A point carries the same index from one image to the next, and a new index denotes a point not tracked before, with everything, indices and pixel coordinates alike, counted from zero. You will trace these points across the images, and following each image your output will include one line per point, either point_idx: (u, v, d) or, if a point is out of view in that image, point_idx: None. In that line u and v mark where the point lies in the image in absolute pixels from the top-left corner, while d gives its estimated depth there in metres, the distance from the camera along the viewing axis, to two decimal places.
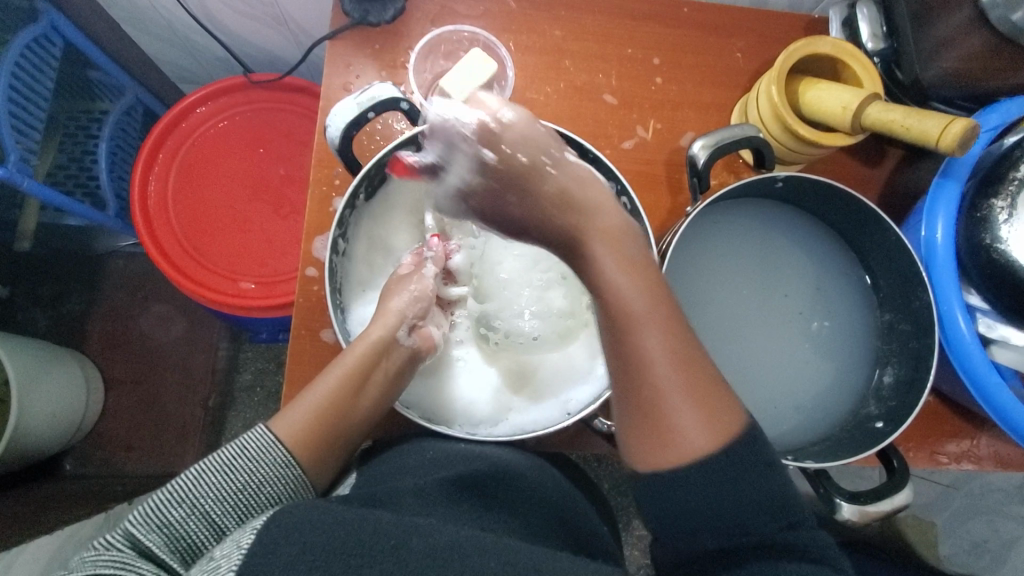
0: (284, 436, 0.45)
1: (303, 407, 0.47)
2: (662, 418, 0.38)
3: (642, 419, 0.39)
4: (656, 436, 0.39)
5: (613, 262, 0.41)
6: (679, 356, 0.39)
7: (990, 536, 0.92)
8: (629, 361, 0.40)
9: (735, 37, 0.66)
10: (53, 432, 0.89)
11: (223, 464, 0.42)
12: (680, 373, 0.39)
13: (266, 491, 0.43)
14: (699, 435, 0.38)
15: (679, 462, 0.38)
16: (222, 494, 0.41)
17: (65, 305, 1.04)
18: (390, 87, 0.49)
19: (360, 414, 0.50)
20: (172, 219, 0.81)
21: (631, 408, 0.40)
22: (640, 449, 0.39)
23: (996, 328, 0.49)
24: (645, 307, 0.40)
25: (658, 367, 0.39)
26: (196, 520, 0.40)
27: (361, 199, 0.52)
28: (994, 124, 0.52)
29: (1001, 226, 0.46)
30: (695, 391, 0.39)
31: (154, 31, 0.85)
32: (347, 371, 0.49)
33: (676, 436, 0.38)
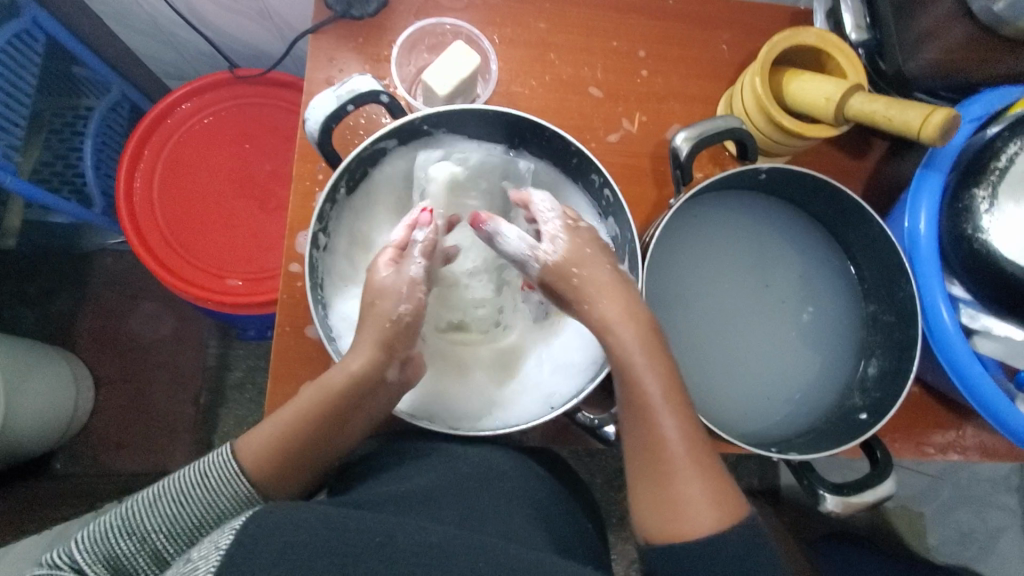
0: (248, 467, 0.45)
1: (270, 429, 0.46)
2: (672, 496, 0.41)
3: (654, 495, 0.42)
4: (665, 511, 0.41)
5: (640, 349, 0.44)
6: (692, 437, 0.43)
7: (978, 526, 0.93)
8: (646, 440, 0.43)
9: (721, 30, 0.66)
10: (41, 431, 0.88)
11: (176, 495, 0.43)
12: (694, 455, 0.42)
13: (219, 524, 0.44)
14: (705, 515, 0.40)
15: (686, 533, 0.40)
16: (172, 527, 0.43)
17: (53, 304, 1.03)
18: (370, 80, 0.49)
19: (343, 437, 0.48)
20: (157, 216, 0.80)
21: (646, 483, 0.43)
22: (649, 522, 0.42)
23: (978, 318, 0.49)
24: (661, 390, 0.43)
25: (672, 446, 0.42)
26: (144, 552, 0.42)
27: (342, 192, 0.52)
28: (976, 115, 0.52)
29: (982, 216, 0.46)
30: (706, 471, 0.42)
31: (138, 26, 0.84)
32: (324, 400, 0.46)
33: (686, 511, 0.41)
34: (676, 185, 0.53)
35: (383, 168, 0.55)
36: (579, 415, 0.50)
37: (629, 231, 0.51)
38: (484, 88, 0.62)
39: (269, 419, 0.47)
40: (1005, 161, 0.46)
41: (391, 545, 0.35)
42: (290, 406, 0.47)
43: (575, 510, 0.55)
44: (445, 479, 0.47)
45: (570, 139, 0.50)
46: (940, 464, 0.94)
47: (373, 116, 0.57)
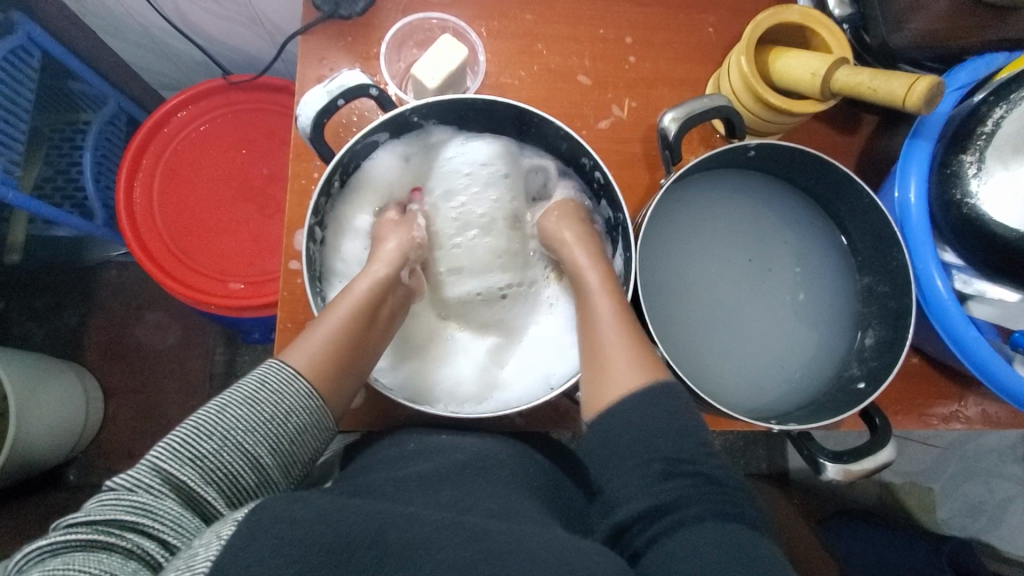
0: (303, 368, 0.46)
1: (319, 342, 0.47)
2: (603, 361, 0.47)
3: (589, 365, 0.48)
4: (597, 377, 0.46)
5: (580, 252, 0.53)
6: (620, 316, 0.48)
7: (986, 498, 0.92)
8: (586, 320, 0.50)
9: (706, 13, 0.66)
10: (53, 442, 0.89)
11: (246, 397, 0.43)
12: (621, 327, 0.48)
13: (293, 420, 0.44)
14: (629, 374, 0.45)
15: (612, 396, 0.45)
16: (250, 425, 0.42)
17: (60, 318, 1.05)
18: (358, 74, 0.50)
19: (373, 349, 0.50)
20: (158, 223, 0.81)
21: (587, 355, 0.49)
22: (588, 394, 0.47)
23: (972, 283, 0.50)
24: (596, 285, 0.51)
25: (601, 318, 0.49)
26: (229, 450, 0.41)
27: (336, 186, 0.53)
28: (962, 83, 0.53)
29: (971, 181, 0.47)
30: (631, 343, 0.47)
31: (131, 38, 0.85)
32: (353, 308, 0.49)
33: (612, 375, 0.45)
34: (666, 165, 0.54)
35: (375, 162, 0.55)
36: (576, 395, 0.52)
37: (621, 213, 0.51)
38: (473, 80, 0.63)
39: (307, 337, 0.47)
40: (991, 125, 0.46)
41: (399, 534, 0.34)
42: (325, 320, 0.48)
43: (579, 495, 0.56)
44: (445, 467, 0.47)
45: (559, 124, 0.51)
46: (946, 437, 0.94)
47: (364, 112, 0.58)
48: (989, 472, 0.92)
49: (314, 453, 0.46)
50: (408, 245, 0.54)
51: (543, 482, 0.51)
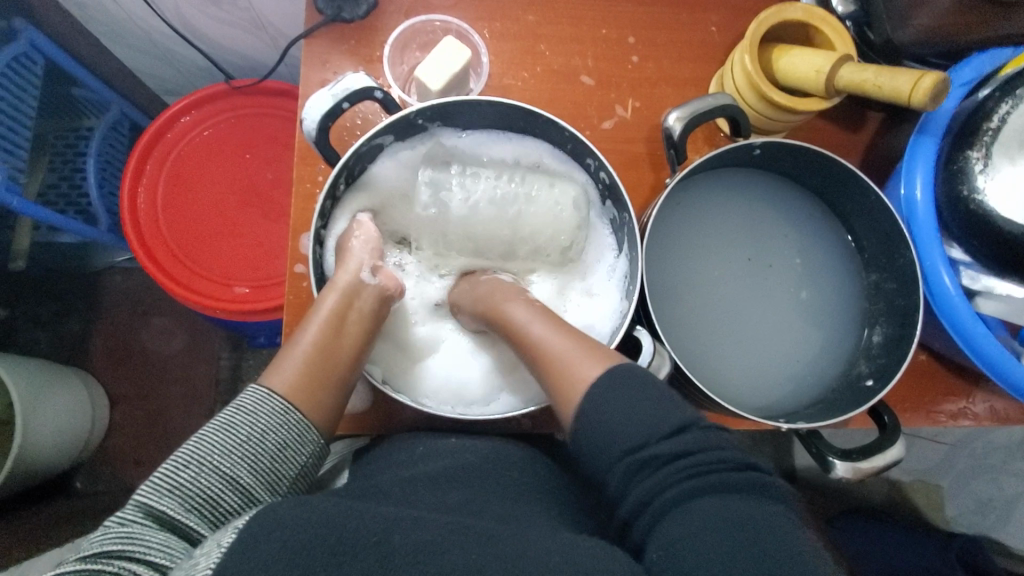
0: (277, 387, 0.47)
1: (293, 361, 0.48)
2: (562, 372, 0.46)
3: (554, 382, 0.47)
4: (563, 390, 0.46)
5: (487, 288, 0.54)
6: (557, 330, 0.49)
7: (995, 494, 0.92)
8: (532, 357, 0.49)
9: (708, 11, 0.66)
10: (60, 449, 0.89)
11: (223, 424, 0.44)
12: (564, 337, 0.48)
13: (270, 438, 0.44)
14: (591, 366, 0.45)
15: (583, 387, 0.44)
16: (227, 449, 0.42)
17: (65, 324, 1.05)
18: (363, 77, 0.50)
19: (350, 354, 0.50)
20: (162, 228, 0.81)
21: (553, 382, 0.47)
22: (562, 407, 0.45)
23: (980, 279, 0.50)
24: (522, 317, 0.51)
25: (548, 346, 0.48)
26: (207, 475, 0.41)
27: (342, 189, 0.53)
28: (967, 79, 0.52)
29: (977, 177, 0.47)
30: (583, 344, 0.47)
31: (134, 44, 0.86)
32: (324, 322, 0.50)
33: (573, 375, 0.45)
34: (671, 165, 0.54)
35: (380, 165, 0.55)
36: None
37: (626, 213, 0.51)
38: (477, 82, 0.63)
39: (290, 350, 0.49)
40: (997, 120, 0.46)
41: (409, 541, 0.33)
42: (292, 345, 0.49)
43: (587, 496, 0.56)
44: (454, 468, 0.47)
45: (564, 125, 0.51)
46: (954, 433, 0.94)
47: (369, 115, 0.58)
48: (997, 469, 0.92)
49: (300, 468, 0.46)
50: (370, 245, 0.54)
51: (552, 483, 0.51)
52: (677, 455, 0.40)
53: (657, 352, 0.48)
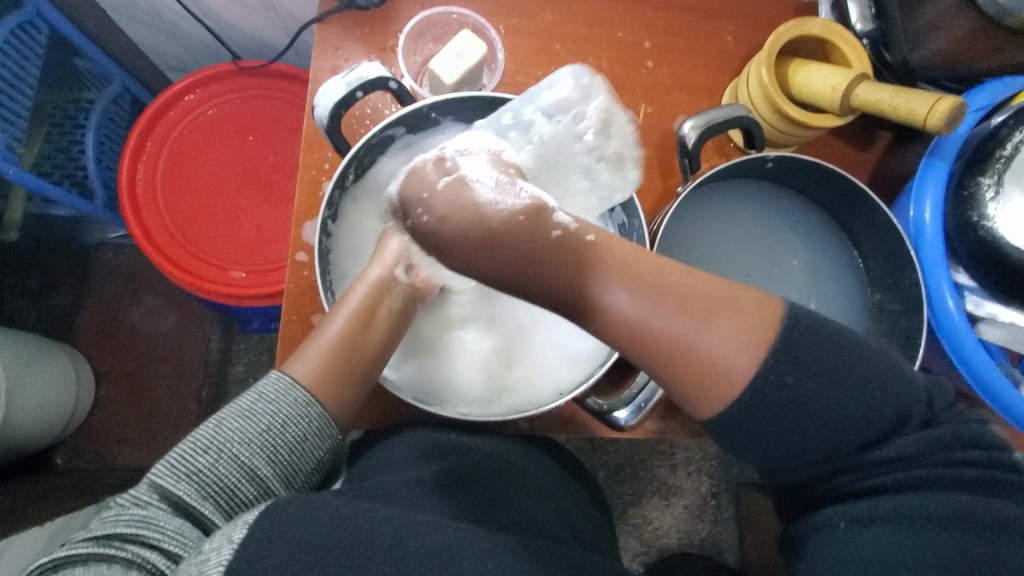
0: (300, 377, 0.46)
1: (317, 351, 0.47)
2: (696, 357, 0.40)
3: (681, 374, 0.40)
4: (708, 387, 0.40)
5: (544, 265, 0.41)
6: (651, 292, 0.40)
7: None
8: (620, 328, 0.41)
9: (726, 21, 0.66)
10: (43, 424, 0.88)
11: (244, 409, 0.43)
12: (661, 304, 0.40)
13: (291, 429, 0.44)
14: (742, 355, 0.39)
15: (732, 388, 0.40)
16: (247, 437, 0.42)
17: (55, 298, 1.03)
18: (378, 67, 0.49)
19: (376, 348, 0.50)
20: (161, 207, 0.80)
21: (660, 358, 0.41)
22: (694, 392, 0.41)
23: (984, 305, 0.50)
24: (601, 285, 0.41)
25: (640, 321, 0.40)
26: (225, 463, 0.41)
27: (350, 180, 0.52)
28: (981, 105, 0.53)
29: (988, 204, 0.47)
30: (695, 315, 0.40)
31: (141, 18, 0.84)
32: (353, 313, 0.49)
33: (719, 365, 0.40)
34: (683, 174, 0.53)
35: (390, 157, 0.55)
36: (585, 401, 0.49)
37: (637, 220, 0.51)
38: (490, 78, 0.62)
39: (314, 341, 0.48)
40: (1011, 149, 0.46)
41: (404, 546, 0.33)
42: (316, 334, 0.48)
43: (580, 503, 0.55)
44: (452, 467, 0.47)
45: None
46: None
47: (380, 106, 0.57)
48: None
49: (319, 461, 0.45)
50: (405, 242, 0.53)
51: (548, 488, 0.51)
52: (895, 455, 0.42)
53: None
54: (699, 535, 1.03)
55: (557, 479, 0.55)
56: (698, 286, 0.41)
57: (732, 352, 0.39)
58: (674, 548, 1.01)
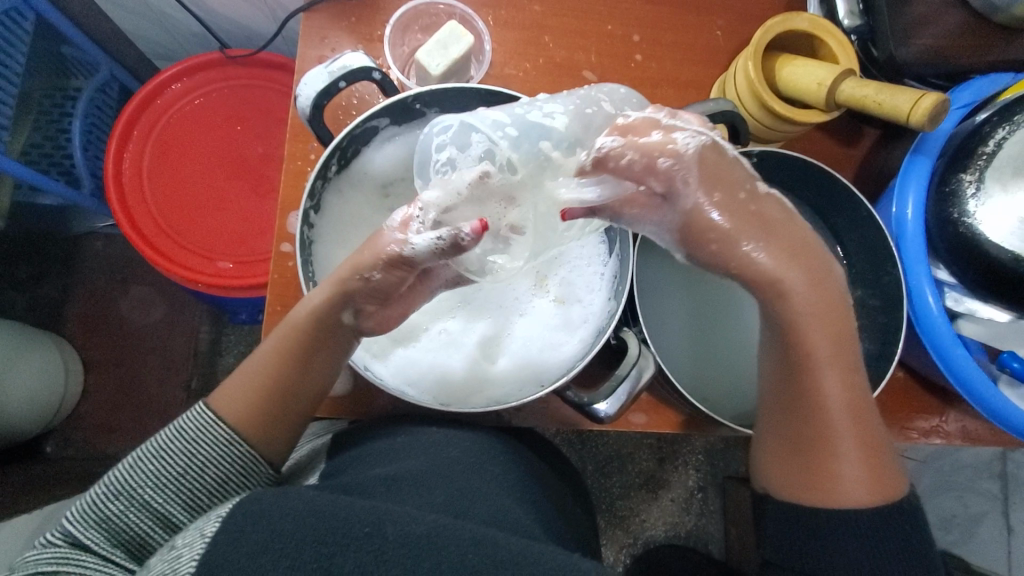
0: (223, 414, 0.46)
1: (243, 385, 0.47)
2: (832, 468, 0.48)
3: (803, 464, 0.49)
4: (820, 484, 0.48)
5: (812, 314, 0.48)
6: (854, 410, 0.49)
7: (959, 511, 0.97)
8: (807, 412, 0.49)
9: (715, 15, 0.65)
10: (32, 413, 0.88)
11: (157, 452, 0.44)
12: (852, 424, 0.48)
13: (208, 471, 0.44)
14: (862, 491, 0.47)
15: (834, 500, 0.48)
16: (161, 481, 0.43)
17: (42, 288, 1.02)
18: (362, 57, 0.49)
19: (310, 385, 0.49)
20: (147, 197, 0.79)
21: (793, 446, 0.50)
22: (787, 478, 0.50)
23: (963, 301, 0.50)
24: (843, 372, 0.49)
25: (834, 418, 0.48)
26: (135, 511, 0.42)
27: (333, 170, 0.52)
28: (966, 102, 0.53)
29: (969, 201, 0.47)
30: (863, 450, 0.48)
31: (128, 5, 0.83)
32: (281, 343, 0.48)
33: (837, 483, 0.48)
34: None
35: (375, 148, 0.54)
36: (566, 393, 0.50)
37: None
38: (478, 70, 0.62)
39: (244, 369, 0.48)
40: (993, 145, 0.46)
41: (382, 535, 0.33)
42: (249, 361, 0.49)
43: (561, 497, 0.56)
44: (430, 462, 0.47)
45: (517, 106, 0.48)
46: (925, 450, 0.98)
47: (366, 97, 0.57)
48: (961, 486, 0.97)
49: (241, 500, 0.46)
50: (352, 279, 0.47)
51: (529, 481, 0.52)
52: None
53: (640, 359, 0.48)
54: (686, 528, 1.04)
55: (539, 473, 0.55)
56: (869, 418, 0.49)
57: (860, 489, 0.47)
58: (662, 540, 1.02)
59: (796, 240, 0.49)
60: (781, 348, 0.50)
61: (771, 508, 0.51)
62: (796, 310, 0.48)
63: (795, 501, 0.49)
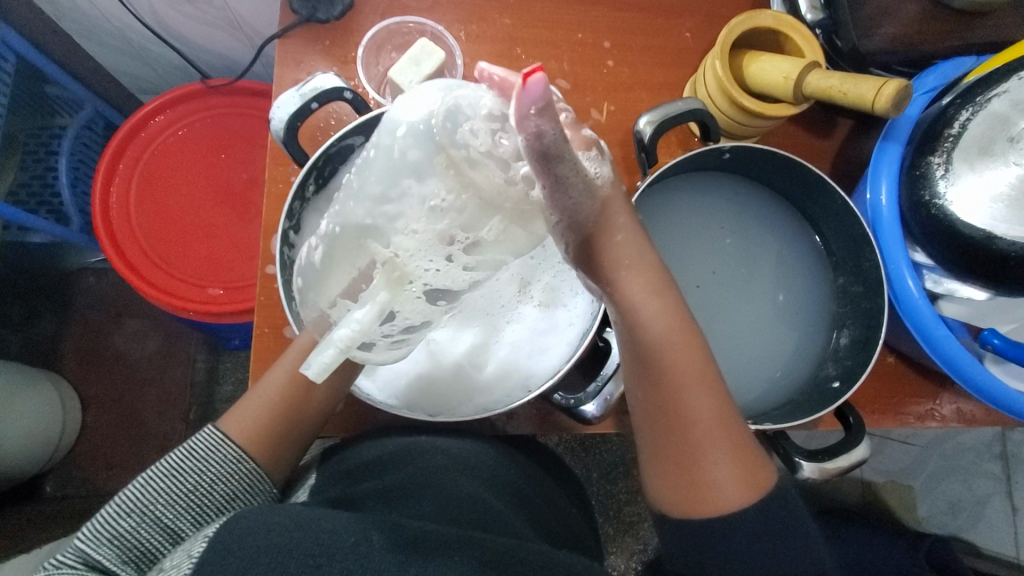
0: (233, 433, 0.46)
1: (253, 406, 0.48)
2: (704, 476, 0.43)
3: (674, 474, 0.45)
4: (694, 492, 0.44)
5: (656, 325, 0.44)
6: (716, 410, 0.44)
7: (964, 495, 0.97)
8: (673, 427, 0.44)
9: (683, 18, 0.67)
10: (30, 453, 0.87)
11: (170, 470, 0.43)
12: (716, 425, 0.44)
13: (218, 488, 0.44)
14: (735, 492, 0.43)
15: (713, 507, 0.43)
16: (172, 498, 0.43)
17: (37, 327, 1.03)
18: (333, 78, 0.50)
19: (313, 404, 0.50)
20: (135, 228, 0.80)
21: (663, 460, 0.45)
22: (666, 493, 0.45)
23: (942, 282, 0.51)
24: (691, 377, 0.44)
25: (701, 430, 0.44)
26: (147, 527, 0.42)
27: (311, 190, 0.52)
28: (930, 87, 0.54)
29: (938, 182, 0.47)
30: (732, 448, 0.44)
31: (109, 42, 0.85)
32: (293, 365, 0.49)
33: (711, 489, 0.43)
34: (642, 168, 0.55)
35: None
36: (554, 397, 0.50)
37: None
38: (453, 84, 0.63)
39: (255, 393, 0.49)
40: (958, 127, 0.47)
41: (369, 544, 0.34)
42: (261, 384, 0.49)
43: (556, 500, 0.57)
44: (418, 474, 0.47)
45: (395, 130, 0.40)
46: (926, 435, 0.98)
47: (343, 118, 0.58)
48: (965, 469, 0.97)
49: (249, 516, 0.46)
50: None
51: (518, 488, 0.52)
52: None
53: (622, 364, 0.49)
54: None
55: (532, 478, 0.55)
56: (733, 416, 0.45)
57: (733, 490, 0.43)
58: None
59: (640, 256, 0.45)
60: (634, 357, 0.46)
61: (662, 523, 0.46)
62: (648, 333, 0.45)
63: (674, 517, 0.44)
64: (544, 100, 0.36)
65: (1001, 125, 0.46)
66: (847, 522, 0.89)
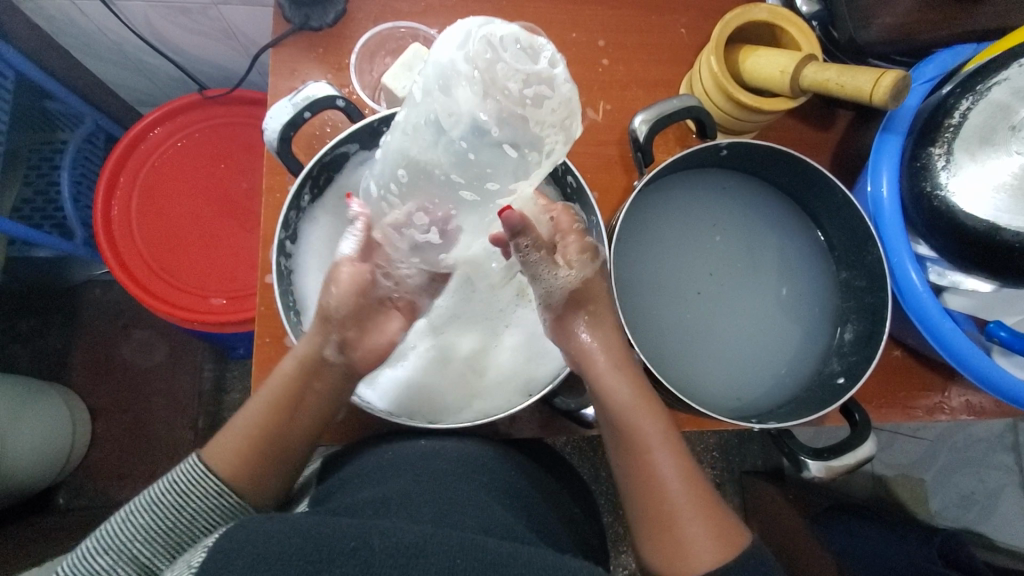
0: (215, 466, 0.46)
1: (235, 434, 0.47)
2: (679, 541, 0.43)
3: (652, 538, 0.44)
4: (673, 555, 0.43)
5: (624, 394, 0.49)
6: (684, 471, 0.46)
7: (977, 488, 0.95)
8: (647, 492, 0.46)
9: (677, 14, 0.66)
10: (41, 465, 0.88)
11: (149, 504, 0.44)
12: (684, 485, 0.46)
13: (198, 524, 0.44)
14: (709, 549, 0.42)
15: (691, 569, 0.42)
16: (149, 535, 0.43)
17: (45, 340, 1.03)
18: (325, 86, 0.51)
19: (301, 430, 0.49)
20: (137, 240, 0.80)
21: (643, 526, 0.45)
22: (650, 562, 0.44)
23: (947, 275, 0.50)
24: (658, 439, 0.47)
25: (673, 495, 0.45)
26: (125, 563, 0.42)
27: (307, 199, 0.53)
28: (930, 76, 0.53)
29: (939, 173, 0.47)
30: (701, 507, 0.44)
31: (107, 56, 0.85)
32: (274, 395, 0.48)
33: (688, 549, 0.43)
34: (638, 166, 0.54)
35: (349, 175, 0.55)
36: (555, 400, 0.52)
37: (593, 217, 0.52)
38: None
39: (239, 424, 0.48)
40: (958, 117, 0.46)
41: (369, 548, 0.33)
42: (245, 412, 0.48)
43: (560, 503, 0.56)
44: (418, 480, 0.47)
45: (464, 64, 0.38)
46: (936, 428, 0.97)
47: (338, 126, 0.58)
48: (978, 462, 0.96)
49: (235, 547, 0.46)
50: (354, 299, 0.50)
51: (521, 488, 0.52)
52: None
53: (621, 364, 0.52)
54: None
55: (535, 482, 0.55)
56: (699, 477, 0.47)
57: (706, 546, 0.42)
58: None
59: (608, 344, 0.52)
60: (609, 429, 0.49)
61: None
62: (617, 403, 0.49)
63: None
64: (519, 224, 0.47)
65: (1002, 113, 0.45)
66: (859, 517, 0.88)
